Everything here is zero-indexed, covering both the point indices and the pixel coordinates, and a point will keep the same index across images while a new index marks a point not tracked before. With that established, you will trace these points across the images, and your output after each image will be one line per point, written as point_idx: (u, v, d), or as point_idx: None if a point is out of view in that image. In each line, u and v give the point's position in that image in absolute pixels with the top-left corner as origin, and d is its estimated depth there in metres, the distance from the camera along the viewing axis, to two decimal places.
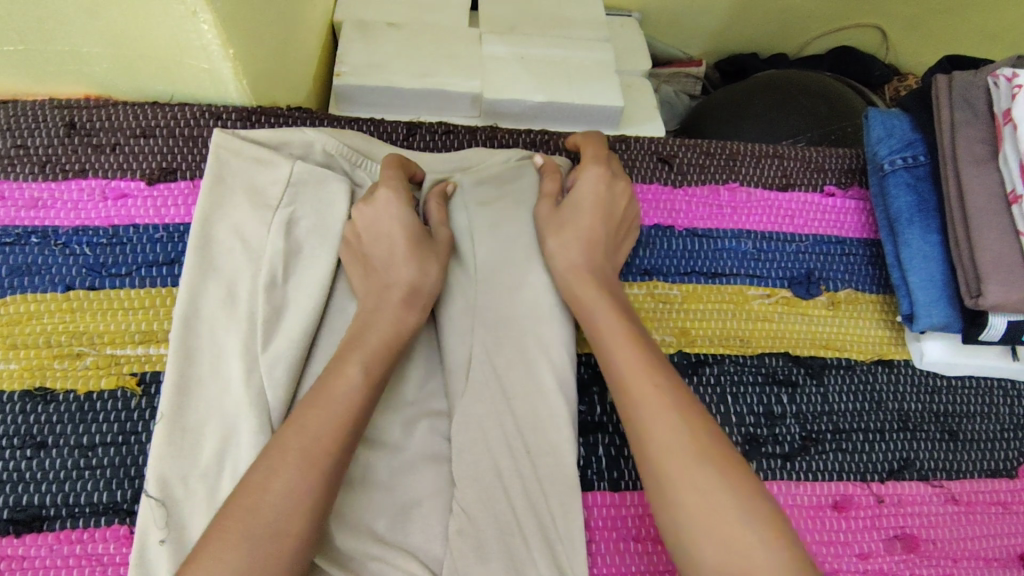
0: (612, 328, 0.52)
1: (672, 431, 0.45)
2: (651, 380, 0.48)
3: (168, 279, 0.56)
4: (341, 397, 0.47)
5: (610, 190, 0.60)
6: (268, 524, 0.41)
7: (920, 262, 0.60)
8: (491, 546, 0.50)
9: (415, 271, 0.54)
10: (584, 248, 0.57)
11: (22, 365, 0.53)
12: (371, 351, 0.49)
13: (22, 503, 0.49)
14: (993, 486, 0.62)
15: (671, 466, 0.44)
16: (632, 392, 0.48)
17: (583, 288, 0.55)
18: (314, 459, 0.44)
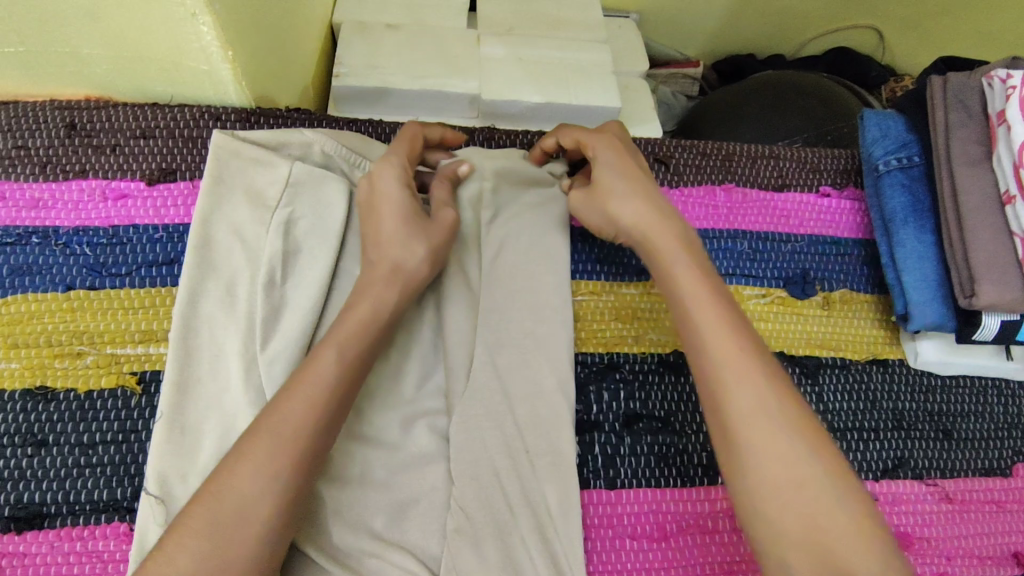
0: (694, 288, 0.50)
1: (760, 400, 0.44)
2: (738, 347, 0.47)
3: (168, 280, 0.57)
4: (317, 382, 0.47)
5: (628, 153, 0.58)
6: (238, 511, 0.41)
7: (914, 262, 0.61)
8: (487, 543, 0.50)
9: (419, 271, 0.54)
10: (652, 204, 0.54)
11: (23, 364, 0.53)
12: (352, 335, 0.50)
13: (22, 501, 0.49)
14: (986, 485, 0.62)
15: (760, 437, 0.43)
16: (719, 356, 0.46)
17: (664, 242, 0.53)
18: (284, 444, 0.44)
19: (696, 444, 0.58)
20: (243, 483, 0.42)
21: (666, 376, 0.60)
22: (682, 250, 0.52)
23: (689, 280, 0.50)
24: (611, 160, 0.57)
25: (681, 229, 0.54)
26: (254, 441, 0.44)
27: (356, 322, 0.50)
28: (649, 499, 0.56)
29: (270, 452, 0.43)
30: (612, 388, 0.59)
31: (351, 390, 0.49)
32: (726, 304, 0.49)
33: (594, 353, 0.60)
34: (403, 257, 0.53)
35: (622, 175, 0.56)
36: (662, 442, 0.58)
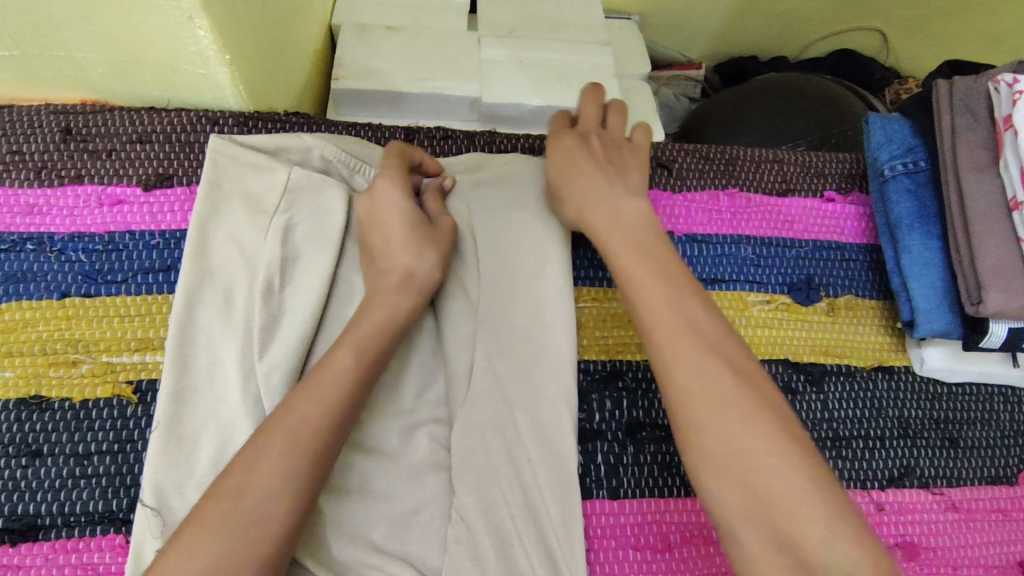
0: (630, 263, 0.51)
1: (693, 370, 0.45)
2: (678, 318, 0.47)
3: (165, 287, 0.56)
4: (330, 385, 0.46)
5: (581, 140, 0.59)
6: (255, 513, 0.41)
7: (920, 268, 0.60)
8: (485, 555, 0.49)
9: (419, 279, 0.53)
10: (588, 186, 0.55)
11: (17, 373, 0.52)
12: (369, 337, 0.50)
13: (17, 512, 0.49)
14: (992, 494, 0.61)
15: (697, 409, 0.44)
16: (654, 330, 0.47)
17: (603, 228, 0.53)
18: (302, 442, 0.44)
19: None
20: (247, 493, 0.42)
21: None
22: (615, 229, 0.53)
23: (628, 256, 0.51)
24: (568, 149, 0.59)
25: (616, 206, 0.54)
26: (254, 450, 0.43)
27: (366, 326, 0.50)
28: (653, 509, 0.55)
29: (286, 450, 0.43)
30: (616, 396, 0.58)
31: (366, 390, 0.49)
32: (666, 274, 0.49)
33: (596, 361, 0.60)
34: None
35: (570, 163, 0.57)
36: (666, 451, 0.57)
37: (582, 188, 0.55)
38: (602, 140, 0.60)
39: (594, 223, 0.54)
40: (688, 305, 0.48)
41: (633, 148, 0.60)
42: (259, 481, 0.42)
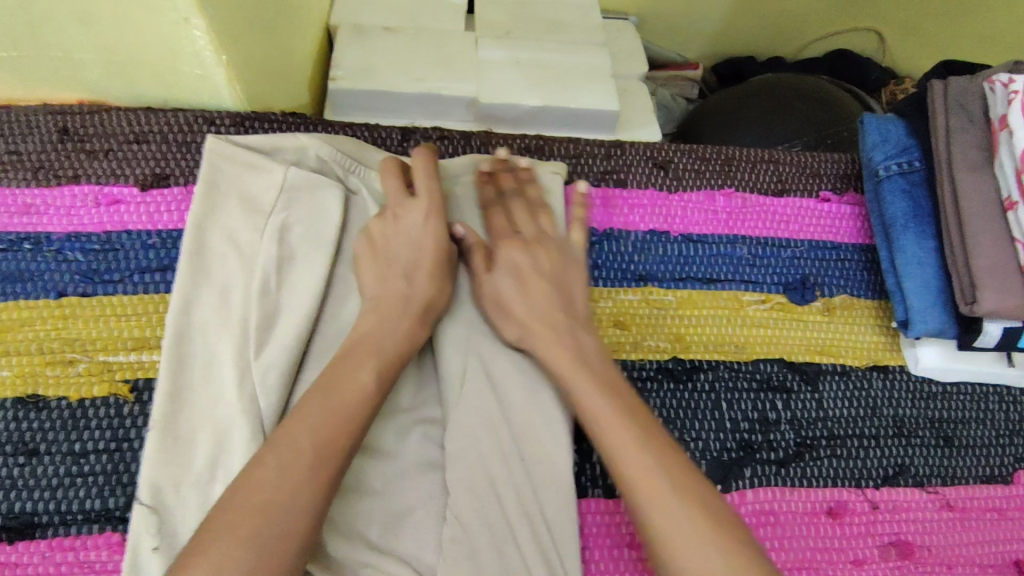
0: (597, 404, 0.50)
1: (672, 518, 0.44)
2: (651, 463, 0.46)
3: (162, 286, 0.56)
4: (353, 401, 0.47)
5: (529, 255, 0.58)
6: (284, 516, 0.42)
7: (915, 268, 0.60)
8: (479, 553, 0.49)
9: (417, 295, 0.54)
10: (541, 318, 0.55)
11: (15, 372, 0.52)
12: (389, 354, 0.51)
13: (14, 510, 0.49)
14: (987, 493, 0.61)
15: (682, 555, 0.43)
16: (630, 478, 0.46)
17: (568, 366, 0.52)
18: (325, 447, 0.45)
19: (695, 451, 0.58)
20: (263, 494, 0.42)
21: (665, 383, 0.60)
22: (578, 366, 0.52)
23: (591, 392, 0.50)
24: (517, 261, 0.58)
25: (575, 343, 0.54)
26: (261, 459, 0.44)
27: (382, 339, 0.51)
28: None
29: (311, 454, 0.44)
30: None
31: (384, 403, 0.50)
32: (635, 419, 0.49)
33: None
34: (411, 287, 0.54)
35: (523, 285, 0.56)
36: None
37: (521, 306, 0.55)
38: (545, 248, 0.59)
39: (551, 350, 0.53)
40: (657, 448, 0.47)
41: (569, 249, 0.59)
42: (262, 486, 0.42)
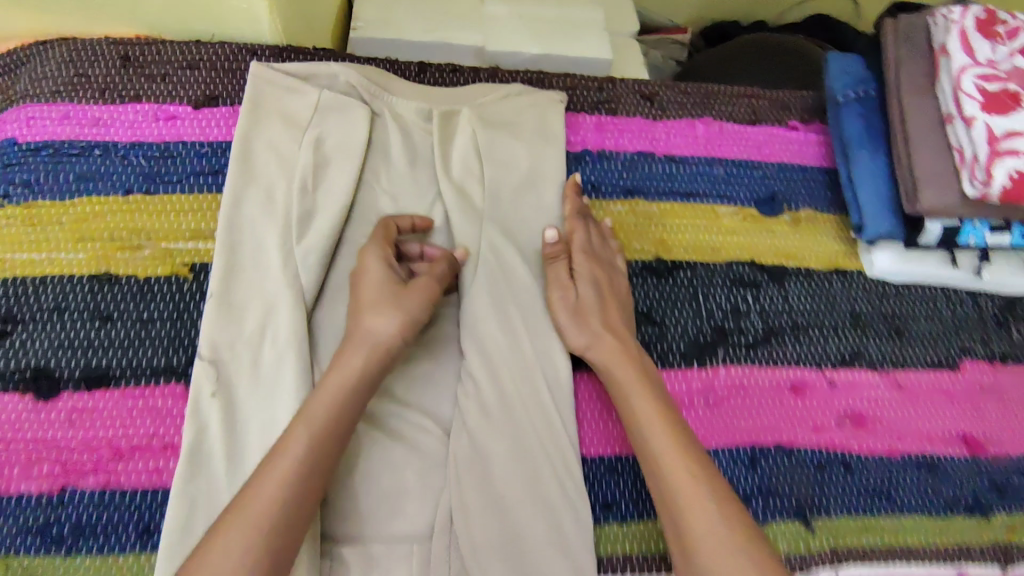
0: (654, 424, 0.55)
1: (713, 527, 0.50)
2: (694, 482, 0.52)
3: (214, 188, 0.64)
4: (286, 456, 0.50)
5: (607, 277, 0.64)
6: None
7: (868, 179, 0.69)
8: (488, 406, 0.58)
9: (394, 340, 0.56)
10: (615, 336, 0.60)
11: (89, 253, 0.60)
12: (319, 417, 0.52)
13: (91, 365, 0.57)
14: (935, 376, 0.70)
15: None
16: (677, 489, 0.52)
17: (629, 376, 0.58)
18: (257, 519, 0.47)
19: (674, 334, 0.67)
20: (229, 557, 0.45)
21: (650, 279, 0.68)
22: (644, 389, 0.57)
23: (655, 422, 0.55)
24: (596, 278, 0.63)
25: (641, 365, 0.59)
26: (241, 505, 0.47)
27: (328, 394, 0.53)
28: None
29: (240, 532, 0.46)
30: None
31: (323, 466, 0.50)
32: (683, 435, 0.55)
33: None
34: (380, 326, 0.56)
35: (601, 298, 0.62)
36: (645, 331, 0.66)
37: (613, 322, 0.61)
38: (614, 279, 0.64)
39: (618, 370, 0.59)
40: (683, 467, 0.53)
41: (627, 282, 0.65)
42: (237, 537, 0.46)
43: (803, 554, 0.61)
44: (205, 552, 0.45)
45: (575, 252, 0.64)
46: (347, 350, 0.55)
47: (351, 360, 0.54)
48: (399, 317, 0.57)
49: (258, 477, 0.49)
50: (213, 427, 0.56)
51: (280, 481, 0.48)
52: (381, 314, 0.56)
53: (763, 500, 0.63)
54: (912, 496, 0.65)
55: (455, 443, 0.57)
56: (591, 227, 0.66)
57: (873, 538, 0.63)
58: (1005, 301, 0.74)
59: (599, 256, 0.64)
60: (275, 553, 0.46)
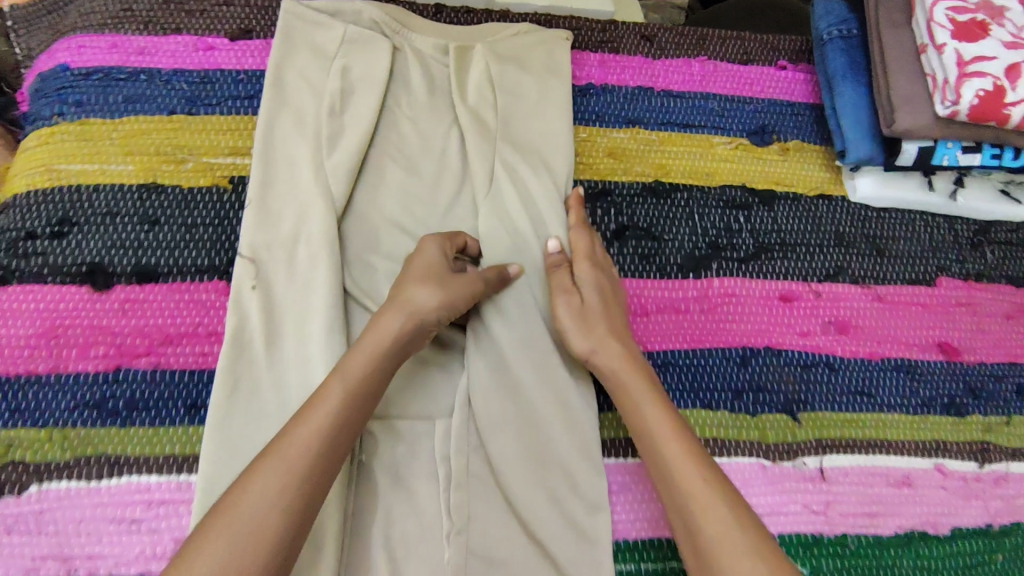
0: (662, 418, 0.58)
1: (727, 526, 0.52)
2: (700, 476, 0.54)
3: (249, 110, 0.70)
4: (321, 409, 0.53)
5: (611, 284, 0.66)
6: (252, 517, 0.47)
7: (851, 109, 0.74)
8: (502, 306, 0.64)
9: (432, 313, 0.58)
10: (617, 339, 0.62)
11: (137, 166, 0.66)
12: (355, 373, 0.55)
13: (141, 263, 0.63)
14: (913, 290, 0.76)
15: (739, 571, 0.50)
16: (687, 487, 0.54)
17: (633, 379, 0.60)
18: (290, 465, 0.50)
19: (671, 248, 0.72)
20: (260, 500, 0.48)
21: (650, 198, 0.74)
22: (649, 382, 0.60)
23: (663, 415, 0.58)
24: (600, 282, 0.65)
25: (640, 361, 0.62)
26: (277, 450, 0.51)
27: (363, 355, 0.56)
28: (634, 285, 0.70)
29: (279, 471, 0.49)
30: (605, 206, 0.73)
31: (355, 417, 0.54)
32: (688, 435, 0.57)
33: (590, 180, 0.74)
34: (421, 298, 0.58)
35: (604, 299, 0.64)
36: (645, 245, 0.72)
37: (611, 320, 0.63)
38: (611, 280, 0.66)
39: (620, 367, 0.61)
40: (691, 468, 0.55)
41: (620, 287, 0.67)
42: (271, 479, 0.49)
43: (789, 443, 0.68)
44: (239, 491, 0.49)
45: (578, 259, 0.65)
46: (386, 312, 0.58)
47: (388, 325, 0.57)
48: (439, 293, 0.59)
49: (294, 426, 0.52)
50: (252, 316, 0.61)
51: (315, 431, 0.52)
52: (422, 287, 0.59)
53: (754, 395, 0.69)
54: (892, 396, 0.71)
55: (473, 335, 0.64)
56: (594, 237, 0.68)
57: (855, 432, 0.69)
58: (979, 226, 0.80)
59: (598, 261, 0.66)
60: (305, 499, 0.50)
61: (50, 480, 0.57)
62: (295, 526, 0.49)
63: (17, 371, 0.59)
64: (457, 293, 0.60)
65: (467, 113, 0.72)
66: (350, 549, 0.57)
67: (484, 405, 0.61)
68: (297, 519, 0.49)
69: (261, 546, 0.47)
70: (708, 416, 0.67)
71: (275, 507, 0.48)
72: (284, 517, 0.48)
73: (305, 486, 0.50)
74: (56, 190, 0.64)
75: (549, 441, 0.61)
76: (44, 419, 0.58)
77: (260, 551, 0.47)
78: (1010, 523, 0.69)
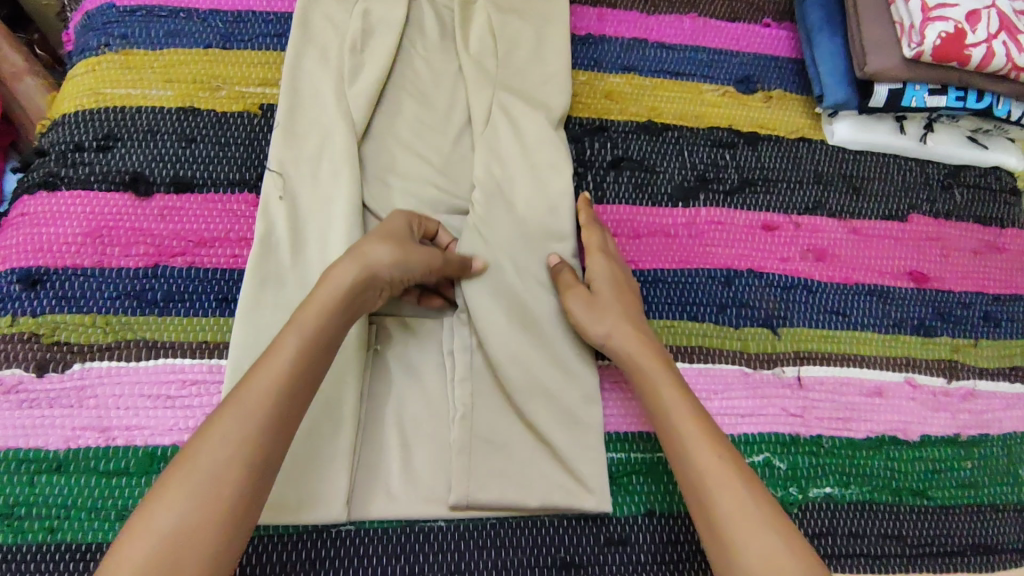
0: (677, 400, 0.60)
1: (740, 503, 0.54)
2: (719, 456, 0.57)
3: (277, 47, 0.76)
4: (277, 357, 0.52)
5: (623, 274, 0.69)
6: (213, 465, 0.47)
7: (828, 57, 0.81)
8: (506, 221, 0.70)
9: (386, 267, 0.57)
10: (633, 324, 0.65)
11: (176, 92, 0.73)
12: (309, 322, 0.54)
13: (179, 175, 0.69)
14: (886, 225, 0.82)
15: (753, 540, 0.52)
16: (702, 461, 0.57)
17: (649, 363, 0.63)
18: (248, 413, 0.49)
19: (663, 179, 0.79)
20: (222, 450, 0.48)
21: (643, 135, 0.80)
22: (664, 367, 0.63)
23: (678, 395, 0.61)
24: (611, 274, 0.68)
25: (654, 345, 0.65)
26: (234, 398, 0.50)
27: (316, 304, 0.54)
28: (628, 211, 0.77)
29: (235, 424, 0.49)
30: (601, 140, 0.79)
31: (313, 366, 0.53)
32: (702, 415, 0.60)
33: (588, 118, 0.80)
34: (375, 252, 0.57)
35: (615, 287, 0.68)
36: (638, 175, 0.78)
37: (621, 302, 0.67)
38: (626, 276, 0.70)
39: (639, 350, 0.64)
40: (708, 445, 0.57)
41: (631, 282, 0.70)
42: (230, 429, 0.48)
43: (770, 353, 0.73)
44: (199, 440, 0.48)
45: (591, 255, 0.69)
46: (340, 263, 0.56)
47: (339, 273, 0.56)
48: (394, 250, 0.58)
49: (249, 374, 0.51)
50: (279, 223, 0.67)
51: (271, 378, 0.51)
52: (376, 243, 0.58)
53: (737, 309, 0.75)
54: (866, 316, 0.77)
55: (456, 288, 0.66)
56: (606, 233, 0.72)
57: (831, 346, 0.75)
58: (950, 170, 0.85)
59: (612, 257, 0.70)
60: (263, 447, 0.49)
61: (93, 359, 0.62)
62: (258, 476, 0.49)
63: (64, 264, 0.65)
64: (409, 251, 0.59)
65: (476, 54, 0.78)
66: (366, 426, 0.62)
67: (480, 312, 0.65)
68: (260, 467, 0.49)
69: (224, 493, 0.47)
70: (693, 326, 0.73)
71: (235, 458, 0.48)
72: (243, 467, 0.48)
73: (266, 436, 0.49)
74: (102, 110, 0.71)
75: (540, 353, 0.66)
76: (88, 307, 0.64)
77: (225, 499, 0.47)
78: (979, 434, 0.74)
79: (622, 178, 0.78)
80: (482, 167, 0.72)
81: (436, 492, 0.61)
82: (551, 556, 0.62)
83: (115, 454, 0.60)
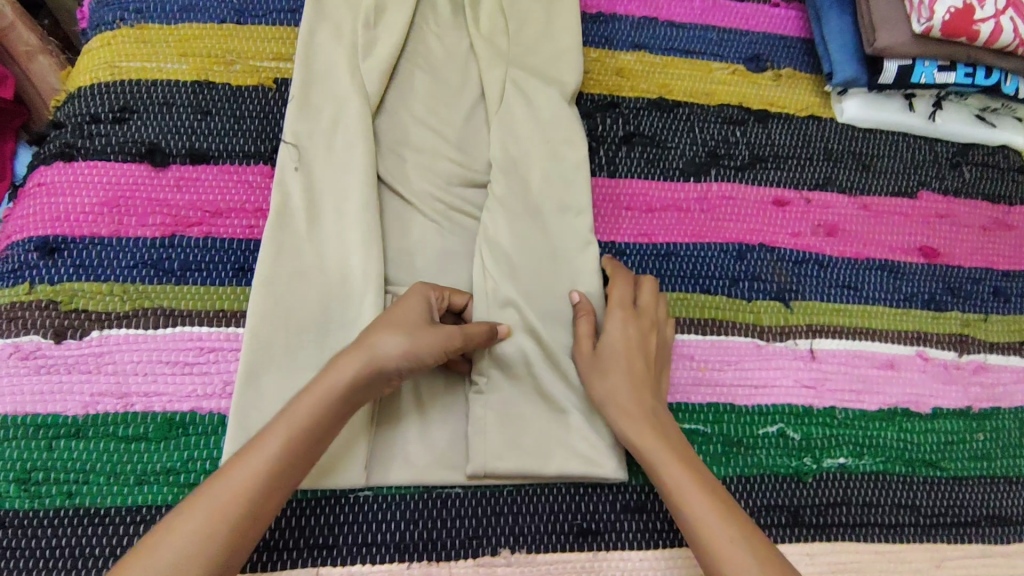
0: (679, 474, 0.57)
1: None
2: (726, 535, 0.53)
3: (290, 23, 0.76)
4: (258, 451, 0.51)
5: (639, 336, 0.64)
6: (173, 557, 0.46)
7: (837, 35, 0.82)
8: (519, 195, 0.70)
9: (394, 362, 0.54)
10: (638, 402, 0.61)
11: (191, 66, 0.73)
12: (300, 417, 0.52)
13: (195, 147, 0.69)
14: (895, 201, 0.82)
15: None
16: (713, 541, 0.53)
17: (652, 433, 0.59)
18: (217, 510, 0.48)
19: (674, 155, 0.79)
20: (182, 545, 0.47)
21: (654, 112, 0.81)
22: (667, 443, 0.59)
23: (674, 469, 0.57)
24: (628, 339, 0.63)
25: (659, 420, 0.61)
26: (206, 488, 0.49)
27: (311, 397, 0.53)
28: (641, 185, 0.77)
29: (202, 517, 0.48)
30: (613, 116, 0.80)
31: (298, 463, 0.52)
32: (712, 489, 0.57)
33: (600, 94, 0.81)
34: (385, 346, 0.54)
35: (625, 355, 0.62)
36: (650, 151, 0.79)
37: (625, 371, 0.62)
38: (653, 338, 0.65)
39: (642, 433, 0.59)
40: (717, 522, 0.54)
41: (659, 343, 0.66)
42: (194, 523, 0.48)
43: (782, 326, 0.74)
44: (164, 528, 0.48)
45: (610, 310, 0.65)
46: (346, 355, 0.54)
47: (342, 367, 0.53)
48: (405, 344, 0.54)
49: (231, 463, 0.51)
50: (295, 192, 0.67)
51: (251, 471, 0.50)
52: (387, 336, 0.54)
53: (749, 283, 0.75)
54: (877, 291, 0.77)
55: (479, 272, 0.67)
56: (631, 287, 0.67)
57: (843, 319, 0.75)
58: (958, 148, 0.86)
59: (636, 312, 0.65)
60: (224, 547, 0.48)
61: (112, 327, 0.62)
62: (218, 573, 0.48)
63: (81, 233, 0.65)
64: (424, 343, 0.55)
65: (488, 30, 0.78)
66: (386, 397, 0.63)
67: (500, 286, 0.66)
68: (220, 562, 0.48)
69: None
70: (706, 299, 0.73)
71: (196, 558, 0.47)
72: (203, 561, 0.47)
73: (233, 534, 0.49)
74: (117, 83, 0.71)
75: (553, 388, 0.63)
76: (105, 276, 0.64)
77: None
78: (991, 406, 0.75)
79: (634, 155, 0.78)
80: (499, 146, 0.72)
81: (454, 460, 0.62)
82: (567, 523, 0.62)
83: (133, 421, 0.60)
